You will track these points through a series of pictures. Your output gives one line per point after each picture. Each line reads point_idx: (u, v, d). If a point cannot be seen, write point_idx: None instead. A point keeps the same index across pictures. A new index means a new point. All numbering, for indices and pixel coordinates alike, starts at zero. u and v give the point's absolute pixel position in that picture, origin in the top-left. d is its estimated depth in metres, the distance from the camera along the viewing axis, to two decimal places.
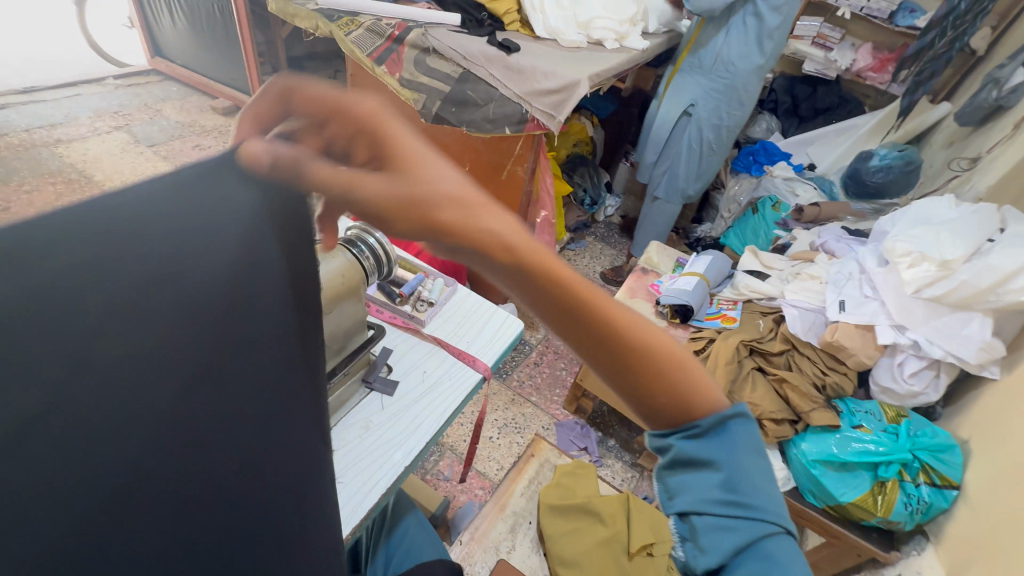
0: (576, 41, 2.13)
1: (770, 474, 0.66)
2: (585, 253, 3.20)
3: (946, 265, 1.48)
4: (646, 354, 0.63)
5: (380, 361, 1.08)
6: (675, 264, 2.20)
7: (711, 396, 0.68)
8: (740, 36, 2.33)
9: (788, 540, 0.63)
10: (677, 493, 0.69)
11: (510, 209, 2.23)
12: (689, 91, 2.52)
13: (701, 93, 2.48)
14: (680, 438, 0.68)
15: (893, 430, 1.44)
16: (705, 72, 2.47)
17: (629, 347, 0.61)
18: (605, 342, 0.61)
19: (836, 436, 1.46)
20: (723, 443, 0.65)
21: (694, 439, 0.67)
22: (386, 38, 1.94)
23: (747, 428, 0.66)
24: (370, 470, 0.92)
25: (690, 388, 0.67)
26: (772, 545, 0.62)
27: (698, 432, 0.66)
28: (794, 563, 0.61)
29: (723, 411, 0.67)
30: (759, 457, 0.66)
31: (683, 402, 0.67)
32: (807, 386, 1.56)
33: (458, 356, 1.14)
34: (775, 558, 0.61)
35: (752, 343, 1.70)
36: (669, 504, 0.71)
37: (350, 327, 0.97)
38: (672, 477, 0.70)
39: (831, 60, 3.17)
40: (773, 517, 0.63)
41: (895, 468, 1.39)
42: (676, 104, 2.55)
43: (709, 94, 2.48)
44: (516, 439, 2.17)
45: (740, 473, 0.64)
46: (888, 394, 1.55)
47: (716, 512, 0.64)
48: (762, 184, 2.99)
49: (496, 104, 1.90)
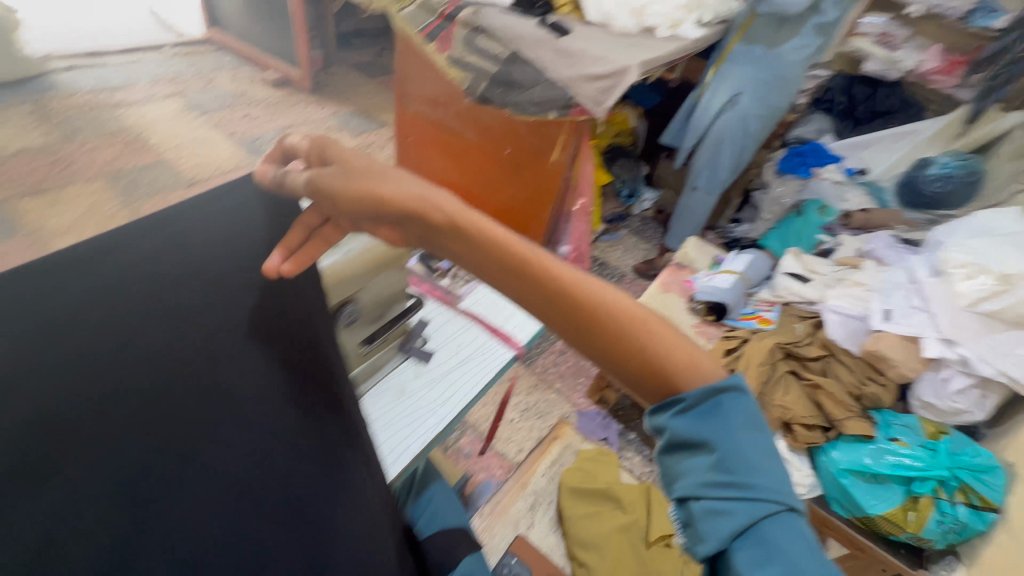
0: (627, 27, 2.09)
1: (772, 450, 0.65)
2: (618, 246, 3.16)
3: (1005, 279, 1.41)
4: (612, 319, 0.66)
5: (416, 333, 1.10)
6: (712, 262, 2.15)
7: (703, 368, 0.68)
8: (791, 29, 2.33)
9: (791, 521, 0.61)
10: (674, 479, 0.67)
11: (548, 195, 2.22)
12: (736, 79, 2.45)
13: (748, 84, 2.43)
14: (672, 415, 0.67)
15: (932, 446, 1.40)
16: (753, 64, 2.41)
17: (592, 314, 0.66)
18: (573, 308, 0.66)
19: (870, 447, 1.42)
20: (715, 420, 0.64)
21: (683, 414, 0.66)
22: (437, 15, 1.95)
23: (744, 403, 0.65)
24: (405, 433, 0.96)
25: (673, 358, 0.67)
26: (771, 526, 0.60)
27: (685, 406, 0.66)
28: (796, 547, 0.59)
29: (718, 384, 0.66)
30: (758, 433, 0.65)
31: (666, 374, 0.67)
32: (843, 394, 1.52)
33: (492, 332, 1.15)
34: (772, 542, 0.59)
35: (787, 346, 1.66)
36: (667, 490, 0.68)
37: (391, 296, 0.99)
38: (667, 459, 0.68)
39: (894, 60, 2.93)
40: (775, 497, 0.61)
41: (930, 485, 1.34)
42: (720, 95, 2.49)
43: (756, 87, 2.43)
44: (536, 424, 2.18)
45: (737, 454, 0.62)
46: (930, 410, 1.49)
47: (710, 497, 0.62)
48: (810, 186, 2.87)
49: (542, 87, 1.91)
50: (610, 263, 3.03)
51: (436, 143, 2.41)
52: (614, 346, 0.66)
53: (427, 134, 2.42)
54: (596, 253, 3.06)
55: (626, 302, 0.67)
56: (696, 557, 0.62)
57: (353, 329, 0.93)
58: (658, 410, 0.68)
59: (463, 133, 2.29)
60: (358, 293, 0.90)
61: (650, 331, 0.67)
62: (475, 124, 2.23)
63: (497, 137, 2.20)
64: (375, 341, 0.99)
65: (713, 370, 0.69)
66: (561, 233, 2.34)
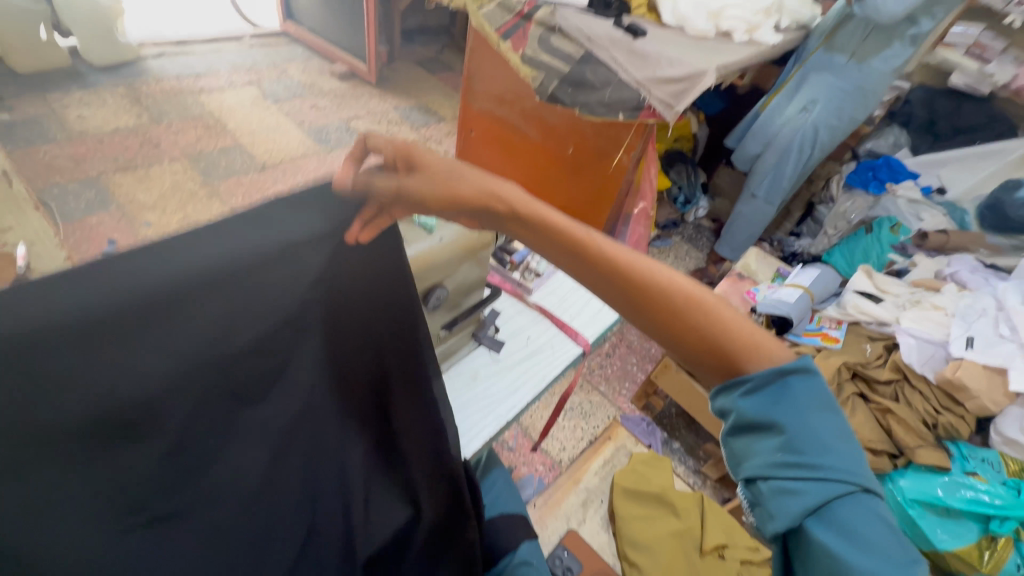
0: (704, 31, 2.06)
1: (845, 432, 0.62)
2: (670, 252, 3.10)
3: None
4: (670, 296, 0.69)
5: (490, 322, 1.14)
6: (774, 274, 2.09)
7: (767, 349, 0.67)
8: (880, 39, 2.21)
9: (870, 502, 0.59)
10: (742, 460, 0.66)
11: (609, 197, 2.23)
12: (812, 88, 2.35)
13: (824, 93, 2.32)
14: (738, 397, 0.66)
15: (1013, 485, 1.33)
16: (834, 71, 2.30)
17: (648, 291, 0.69)
18: (629, 288, 0.70)
19: (944, 480, 1.35)
20: (785, 400, 0.63)
21: (750, 392, 0.65)
22: (515, 14, 1.99)
23: (813, 383, 0.64)
24: (478, 417, 1.00)
25: (732, 334, 0.68)
26: (845, 509, 0.58)
27: (752, 387, 0.65)
28: (875, 528, 0.57)
29: (786, 365, 0.65)
30: (830, 414, 0.63)
31: (725, 353, 0.68)
32: (916, 422, 1.44)
33: (562, 327, 1.17)
34: (848, 523, 0.57)
35: (857, 366, 1.58)
36: (735, 472, 0.67)
37: (472, 284, 1.04)
38: (734, 442, 0.67)
39: (986, 72, 2.76)
40: (846, 477, 0.59)
41: (1010, 525, 1.28)
42: (793, 102, 2.40)
43: (831, 95, 2.32)
44: (581, 425, 2.18)
45: (804, 433, 0.61)
46: (1013, 448, 1.39)
47: (782, 477, 0.60)
48: (882, 203, 2.71)
49: (613, 88, 1.91)
50: None
51: (499, 139, 2.45)
52: (670, 323, 0.69)
53: (490, 130, 2.46)
54: None
55: (680, 282, 0.70)
56: (767, 538, 0.61)
57: (434, 313, 0.98)
58: (722, 387, 0.68)
59: (527, 131, 2.32)
60: (445, 279, 0.95)
61: (705, 308, 0.69)
62: (540, 123, 2.25)
63: (561, 136, 2.22)
64: (455, 326, 1.04)
65: (779, 353, 0.68)
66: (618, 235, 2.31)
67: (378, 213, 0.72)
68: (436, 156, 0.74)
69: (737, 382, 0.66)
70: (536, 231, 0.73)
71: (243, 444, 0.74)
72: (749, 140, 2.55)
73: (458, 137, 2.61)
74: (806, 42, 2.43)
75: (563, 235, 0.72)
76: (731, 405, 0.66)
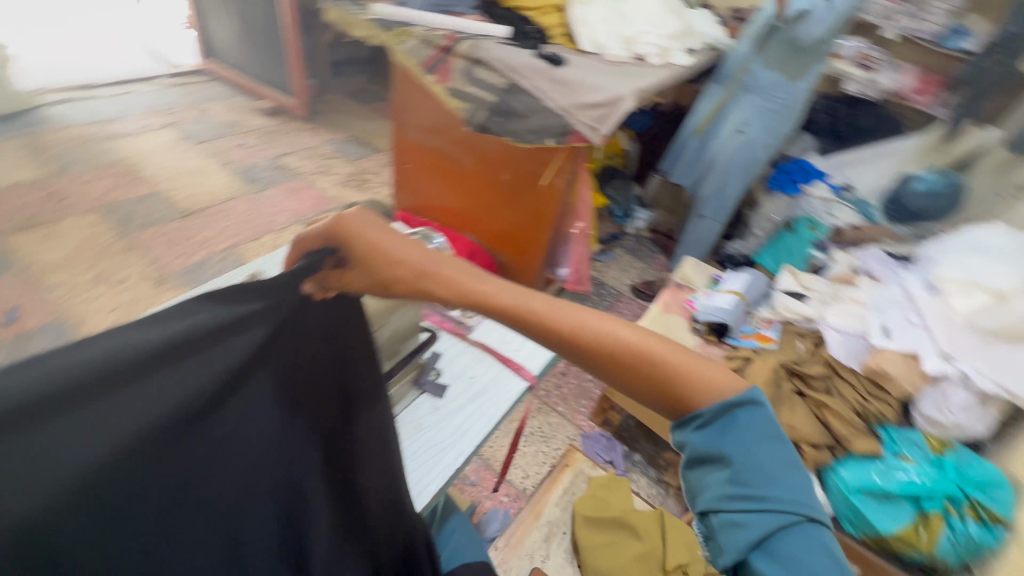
0: (620, 56, 2.16)
1: (791, 461, 0.64)
2: (614, 265, 3.18)
3: (999, 295, 1.47)
4: (618, 354, 0.68)
5: (429, 365, 1.11)
6: (710, 281, 2.19)
7: (716, 384, 0.67)
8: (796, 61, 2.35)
9: (814, 532, 0.60)
10: (697, 493, 0.67)
11: (546, 220, 2.26)
12: (742, 113, 2.54)
13: (754, 116, 2.50)
14: (690, 431, 0.68)
15: (938, 463, 1.42)
16: (760, 95, 2.47)
17: (597, 350, 0.68)
18: (580, 351, 0.69)
19: (878, 465, 1.43)
20: (730, 433, 0.65)
21: (700, 428, 0.67)
22: (437, 48, 1.97)
23: (758, 415, 0.65)
24: (422, 469, 0.96)
25: (684, 378, 0.67)
26: (786, 539, 0.60)
27: (703, 422, 0.67)
28: (816, 559, 0.58)
29: (733, 399, 0.66)
30: (775, 444, 0.64)
31: (677, 395, 0.67)
32: (848, 412, 1.53)
33: (504, 362, 1.16)
34: (792, 556, 0.58)
35: (791, 365, 1.67)
36: (692, 504, 0.69)
37: (407, 330, 1.01)
38: (692, 475, 0.69)
39: (873, 80, 3.09)
40: (790, 507, 0.60)
41: (940, 502, 1.36)
42: (728, 124, 2.58)
43: (762, 115, 2.48)
44: (542, 449, 2.16)
45: (751, 466, 0.62)
46: (934, 426, 1.50)
47: (729, 511, 0.62)
48: (799, 204, 2.87)
49: (541, 115, 1.94)
50: (607, 283, 3.04)
51: (433, 168, 2.43)
52: (623, 377, 0.68)
53: (424, 161, 2.43)
54: (594, 274, 3.07)
55: (626, 336, 0.68)
56: (718, 569, 0.63)
57: None
58: (678, 425, 0.69)
59: (461, 160, 2.33)
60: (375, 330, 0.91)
61: (654, 359, 0.68)
62: (473, 151, 2.26)
63: (495, 163, 2.23)
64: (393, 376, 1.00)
65: (729, 385, 0.67)
66: (561, 254, 2.42)
67: (337, 286, 0.73)
68: (373, 230, 0.74)
69: (688, 421, 0.68)
70: (477, 305, 0.73)
71: (201, 512, 0.66)
72: (690, 167, 2.78)
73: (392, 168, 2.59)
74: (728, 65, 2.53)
75: (504, 307, 0.71)
76: (682, 438, 0.69)
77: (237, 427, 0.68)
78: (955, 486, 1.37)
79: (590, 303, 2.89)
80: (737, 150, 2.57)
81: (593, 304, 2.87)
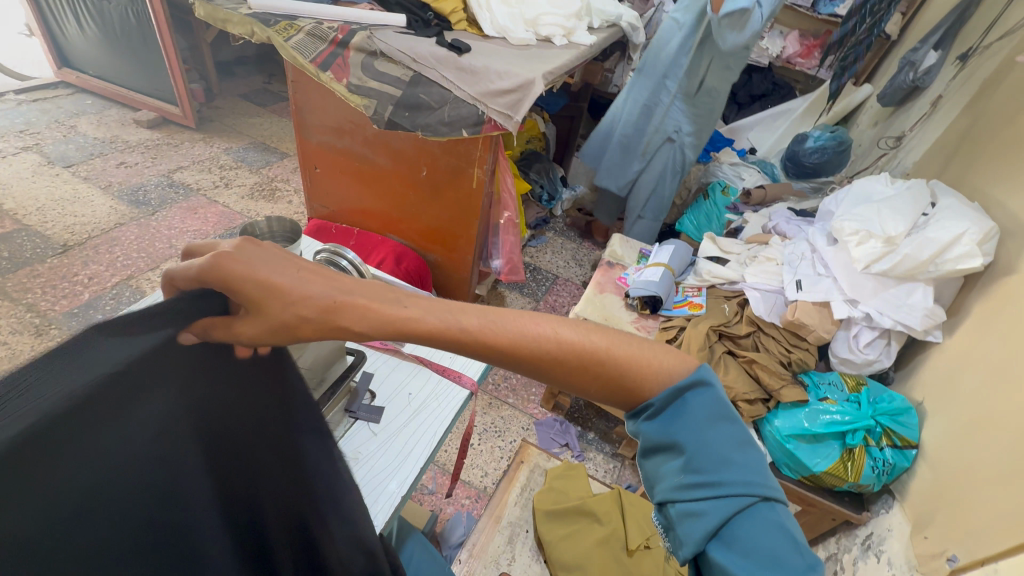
0: (525, 39, 2.11)
1: (744, 439, 0.63)
2: (547, 249, 3.19)
3: (890, 241, 1.60)
4: (575, 360, 0.63)
5: (361, 389, 1.03)
6: (639, 255, 2.24)
7: (662, 371, 0.67)
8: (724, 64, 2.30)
9: (773, 511, 0.60)
10: (656, 482, 0.67)
11: (472, 213, 2.18)
12: (674, 118, 2.49)
13: (685, 120, 2.48)
14: (642, 421, 0.67)
15: (855, 399, 1.55)
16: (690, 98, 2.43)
17: (557, 359, 0.62)
18: (538, 363, 0.62)
19: (806, 410, 1.54)
20: (682, 420, 0.64)
21: (652, 418, 0.66)
22: (329, 42, 1.85)
23: (709, 397, 0.64)
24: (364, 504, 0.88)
25: (638, 368, 0.65)
26: (741, 522, 0.59)
27: (655, 411, 0.66)
28: (772, 540, 0.57)
29: (682, 383, 0.65)
30: (727, 423, 0.64)
31: (636, 387, 0.66)
32: (775, 364, 1.63)
33: (442, 373, 1.11)
34: (744, 538, 0.58)
35: (720, 327, 1.77)
36: (651, 494, 0.68)
37: (330, 355, 0.92)
38: (648, 465, 0.68)
39: (763, 48, 3.30)
40: (745, 489, 0.60)
41: (860, 435, 1.48)
42: (659, 131, 2.53)
43: (692, 119, 2.48)
44: (497, 444, 2.14)
45: (703, 451, 0.62)
46: (847, 364, 1.65)
47: (686, 498, 0.62)
48: (712, 170, 3.07)
49: (451, 106, 1.87)
50: (542, 268, 3.05)
51: (346, 171, 2.28)
52: (583, 381, 0.64)
53: (337, 163, 2.28)
54: (528, 260, 3.07)
55: (572, 337, 0.63)
56: (680, 561, 0.62)
57: None
58: (631, 417, 0.69)
59: (375, 160, 2.19)
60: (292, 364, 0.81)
61: (610, 355, 0.64)
62: (387, 149, 2.13)
63: (411, 161, 2.13)
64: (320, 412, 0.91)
65: (680, 369, 0.68)
66: (492, 246, 2.40)
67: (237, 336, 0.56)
68: (267, 268, 0.57)
69: (642, 413, 0.67)
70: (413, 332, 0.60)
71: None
72: (623, 164, 2.69)
73: (302, 175, 2.42)
74: (662, 58, 2.41)
75: (445, 330, 0.61)
76: (636, 429, 0.68)
77: (140, 551, 0.52)
78: (871, 419, 1.49)
79: (527, 290, 2.89)
80: (669, 152, 2.57)
81: (531, 291, 2.87)
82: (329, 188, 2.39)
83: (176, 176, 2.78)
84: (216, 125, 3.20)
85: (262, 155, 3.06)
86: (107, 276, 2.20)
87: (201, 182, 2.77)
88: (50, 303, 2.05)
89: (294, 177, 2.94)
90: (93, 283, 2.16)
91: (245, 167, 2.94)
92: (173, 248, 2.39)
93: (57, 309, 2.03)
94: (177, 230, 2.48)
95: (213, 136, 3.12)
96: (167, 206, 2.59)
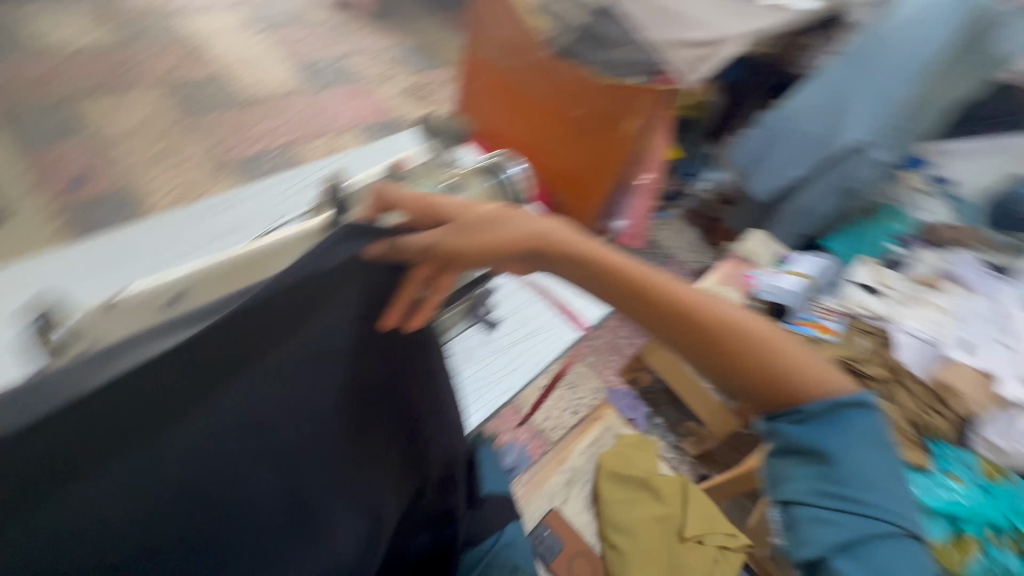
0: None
1: (891, 472, 0.66)
2: (669, 225, 3.03)
3: None
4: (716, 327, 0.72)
5: (484, 301, 1.05)
6: (776, 259, 2.04)
7: (793, 365, 0.71)
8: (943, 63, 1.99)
9: (908, 545, 0.63)
10: (780, 482, 0.71)
11: (611, 166, 2.05)
12: (860, 128, 2.13)
13: (875, 132, 2.11)
14: (786, 424, 0.71)
15: (988, 488, 1.37)
16: (889, 108, 2.08)
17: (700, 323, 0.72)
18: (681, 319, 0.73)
19: (921, 478, 1.38)
20: (835, 436, 0.67)
21: (799, 423, 0.69)
22: None
23: (864, 424, 0.68)
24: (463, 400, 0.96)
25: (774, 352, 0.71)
26: (879, 545, 0.62)
27: (801, 418, 0.69)
28: (905, 571, 0.61)
29: (842, 400, 0.69)
30: (882, 453, 0.67)
31: (767, 377, 0.71)
32: (902, 419, 1.46)
33: (559, 310, 1.11)
34: (877, 561, 0.62)
35: (849, 359, 1.58)
36: (771, 492, 0.72)
37: None
38: (777, 463, 0.72)
39: None
40: (887, 516, 0.64)
41: (979, 526, 1.31)
42: (838, 140, 2.19)
43: (886, 131, 2.11)
44: (567, 396, 2.17)
45: (852, 470, 0.65)
46: (992, 451, 1.42)
47: (822, 506, 0.65)
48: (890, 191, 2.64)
49: (630, 49, 1.84)
50: (659, 242, 2.91)
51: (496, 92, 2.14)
52: (722, 350, 0.72)
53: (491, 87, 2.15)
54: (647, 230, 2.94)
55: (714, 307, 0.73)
56: (796, 558, 0.67)
57: None
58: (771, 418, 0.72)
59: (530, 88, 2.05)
60: None
61: (748, 331, 0.71)
62: (546, 81, 2.00)
63: (566, 97, 1.99)
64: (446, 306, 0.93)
65: (841, 385, 0.71)
66: (617, 206, 2.27)
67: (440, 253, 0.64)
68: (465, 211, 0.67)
69: (785, 416, 0.71)
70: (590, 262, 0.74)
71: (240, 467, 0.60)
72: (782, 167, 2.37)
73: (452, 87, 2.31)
74: (862, 56, 2.13)
75: (608, 268, 0.74)
76: (773, 428, 0.72)
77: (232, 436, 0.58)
78: (1000, 514, 1.32)
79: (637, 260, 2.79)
80: (845, 165, 2.22)
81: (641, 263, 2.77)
82: (473, 107, 2.26)
83: (347, 60, 2.94)
84: (390, 19, 3.30)
85: (423, 58, 3.13)
86: (276, 135, 2.46)
87: (366, 71, 2.92)
88: (231, 145, 2.34)
89: (447, 87, 2.99)
90: (265, 138, 2.43)
91: (406, 66, 3.03)
92: (332, 125, 2.61)
93: (235, 152, 2.31)
94: (337, 111, 2.67)
95: (385, 28, 3.22)
96: (334, 86, 2.77)
